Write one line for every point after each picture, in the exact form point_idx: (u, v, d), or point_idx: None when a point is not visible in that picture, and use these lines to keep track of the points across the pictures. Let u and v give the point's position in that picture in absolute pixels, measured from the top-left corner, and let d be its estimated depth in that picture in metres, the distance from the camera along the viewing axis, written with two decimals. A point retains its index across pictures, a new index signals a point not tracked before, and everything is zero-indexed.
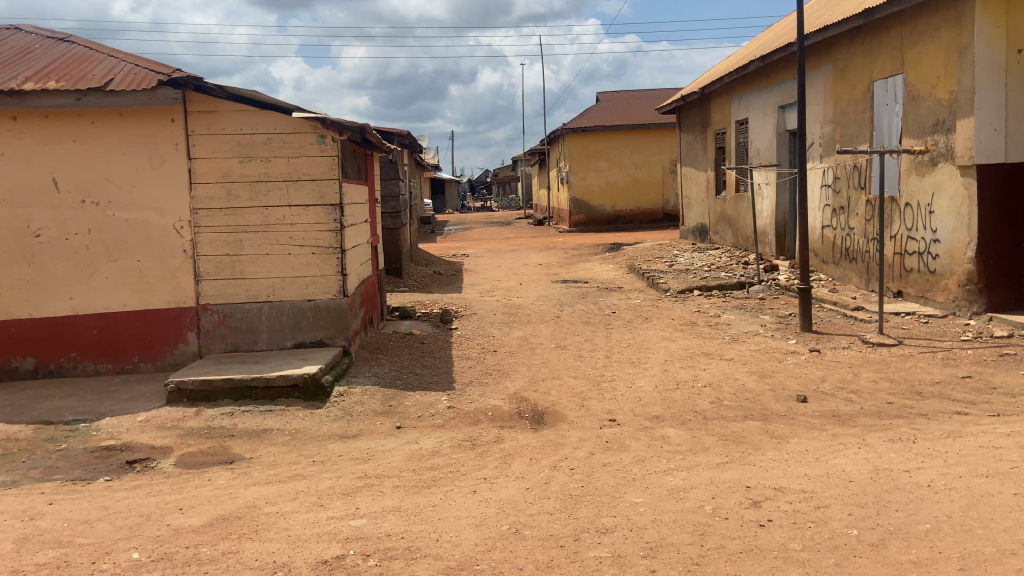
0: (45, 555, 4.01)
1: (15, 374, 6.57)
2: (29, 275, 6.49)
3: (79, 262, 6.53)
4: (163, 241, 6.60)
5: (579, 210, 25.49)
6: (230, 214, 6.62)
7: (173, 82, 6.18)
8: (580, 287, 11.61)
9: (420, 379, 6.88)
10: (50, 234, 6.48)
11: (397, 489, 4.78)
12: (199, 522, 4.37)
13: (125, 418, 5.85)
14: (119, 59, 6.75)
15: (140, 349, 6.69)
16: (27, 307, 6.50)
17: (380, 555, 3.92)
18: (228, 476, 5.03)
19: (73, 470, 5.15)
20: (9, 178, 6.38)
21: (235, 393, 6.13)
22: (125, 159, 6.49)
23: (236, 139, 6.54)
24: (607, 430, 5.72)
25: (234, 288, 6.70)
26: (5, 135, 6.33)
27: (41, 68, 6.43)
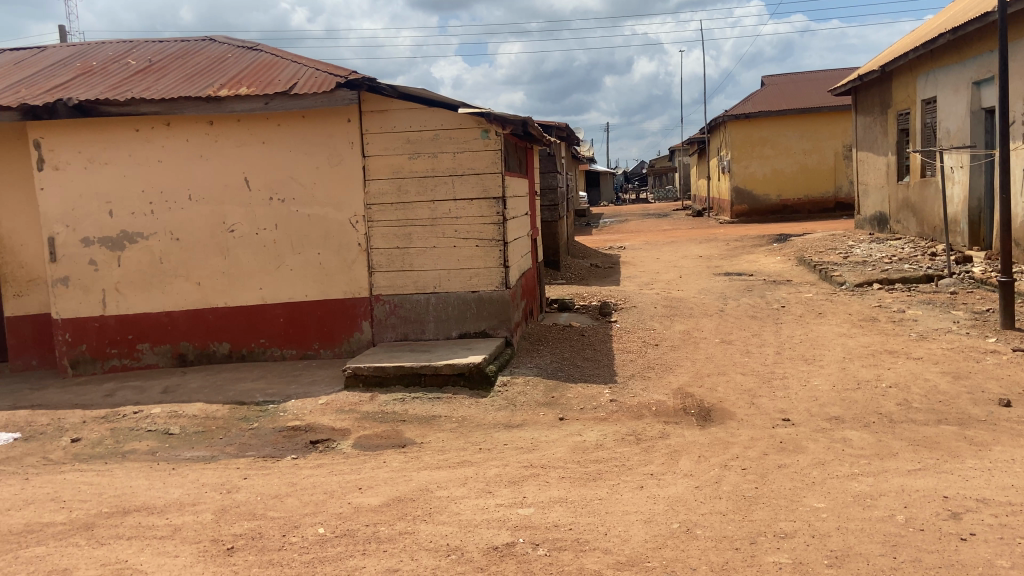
0: (241, 526, 4.37)
1: (212, 357, 7.15)
2: (224, 267, 7.04)
3: (267, 256, 7.04)
4: (341, 235, 6.98)
5: (742, 200, 24.49)
6: (401, 209, 6.90)
7: (349, 84, 6.50)
8: (745, 280, 11.16)
9: (581, 372, 6.87)
10: (242, 229, 7.01)
11: (564, 480, 4.78)
12: (377, 501, 4.59)
13: (308, 400, 6.26)
14: (301, 64, 7.21)
15: (321, 336, 7.13)
16: (223, 296, 7.08)
17: (549, 545, 3.93)
18: (400, 459, 5.24)
19: (263, 447, 5.57)
20: (208, 177, 6.93)
21: (405, 379, 6.38)
22: (308, 158, 6.92)
23: (406, 136, 6.80)
24: (780, 429, 5.44)
25: (403, 280, 6.99)
26: (204, 138, 6.89)
27: (234, 76, 6.98)
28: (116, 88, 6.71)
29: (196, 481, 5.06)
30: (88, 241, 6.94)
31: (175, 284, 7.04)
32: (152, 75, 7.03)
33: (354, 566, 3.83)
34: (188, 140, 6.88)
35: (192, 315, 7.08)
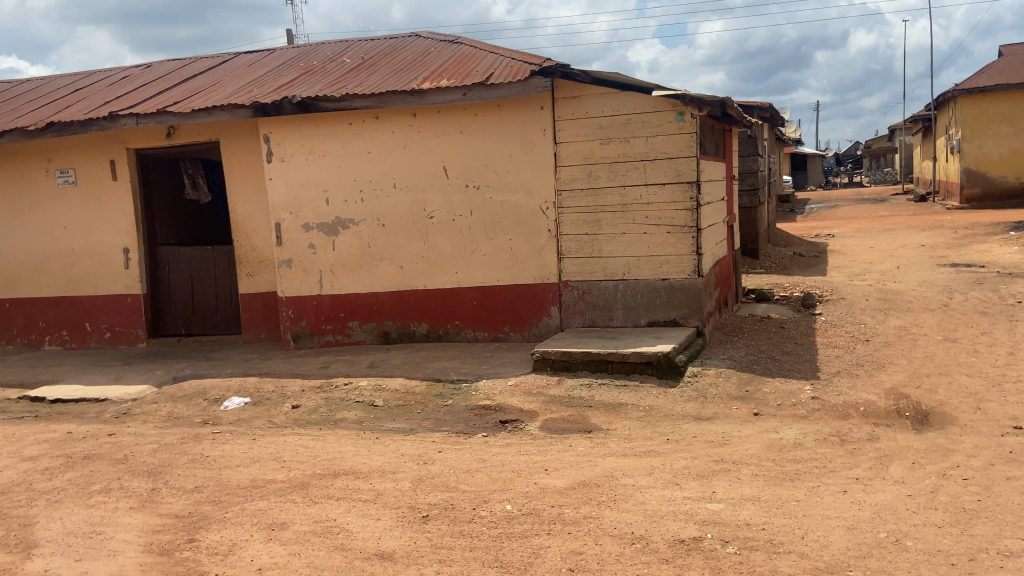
0: (436, 496, 4.67)
1: (412, 336, 7.59)
2: (423, 251, 7.44)
3: (462, 241, 7.34)
4: (532, 221, 7.12)
5: (974, 183, 21.98)
6: (591, 195, 6.90)
7: (543, 71, 6.58)
8: (975, 272, 9.99)
9: (779, 366, 6.51)
10: (440, 216, 7.36)
11: (757, 478, 4.56)
12: (563, 484, 4.66)
13: (499, 381, 6.48)
14: (498, 55, 7.41)
15: (512, 320, 7.33)
16: (422, 279, 7.48)
17: (739, 543, 3.77)
18: (587, 444, 5.27)
19: (457, 424, 5.85)
20: (411, 166, 7.35)
21: (593, 365, 6.40)
22: (502, 146, 7.11)
23: (598, 121, 6.78)
24: (1013, 439, 4.82)
25: (592, 266, 7.00)
26: (408, 129, 7.30)
27: (436, 69, 7.32)
28: (333, 84, 7.27)
29: (396, 451, 5.44)
30: (307, 227, 7.62)
31: (380, 267, 7.55)
32: (364, 71, 7.55)
33: (539, 545, 3.94)
34: (394, 132, 7.33)
35: (395, 297, 7.56)
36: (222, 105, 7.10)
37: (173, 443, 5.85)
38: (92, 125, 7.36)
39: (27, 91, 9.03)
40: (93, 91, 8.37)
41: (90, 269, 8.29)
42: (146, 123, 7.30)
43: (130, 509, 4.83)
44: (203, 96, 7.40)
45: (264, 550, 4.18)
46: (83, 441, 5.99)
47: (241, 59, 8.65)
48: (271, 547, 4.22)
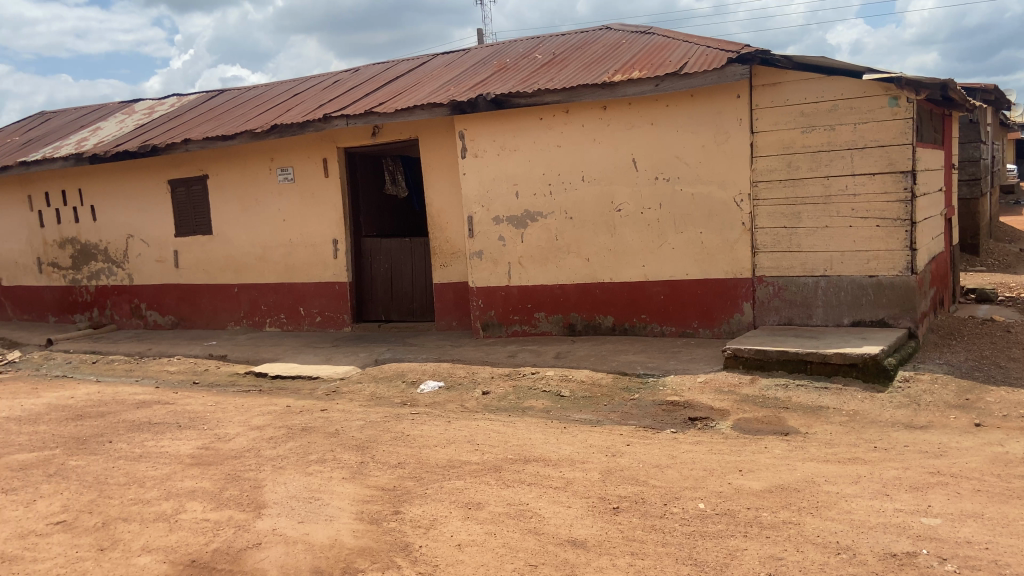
0: (626, 489, 4.68)
1: (597, 329, 7.63)
2: (611, 244, 7.45)
3: (651, 234, 7.27)
4: (724, 214, 6.91)
5: None
6: (790, 186, 6.59)
7: (741, 58, 6.35)
8: None
9: (1006, 374, 5.87)
10: (629, 208, 7.33)
11: (980, 493, 4.15)
12: (759, 486, 4.50)
13: (688, 377, 6.36)
14: (693, 43, 7.25)
15: (701, 315, 7.16)
16: (609, 272, 7.50)
17: (960, 562, 3.46)
18: (783, 447, 5.05)
19: (644, 418, 5.82)
20: (601, 159, 7.37)
21: (789, 365, 6.11)
22: (695, 137, 6.95)
23: (800, 108, 6.46)
24: None
25: (790, 261, 6.70)
26: (598, 122, 7.33)
27: (628, 60, 7.28)
28: (525, 80, 7.45)
29: (585, 441, 5.51)
30: (497, 220, 7.88)
31: (567, 260, 7.65)
32: (556, 67, 7.66)
33: (735, 546, 3.84)
34: (584, 125, 7.38)
35: (581, 289, 7.64)
36: (422, 105, 7.50)
37: (377, 421, 6.30)
38: (309, 128, 8.04)
39: (254, 97, 10.04)
40: (309, 95, 9.15)
41: (305, 258, 9.10)
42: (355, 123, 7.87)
43: (343, 479, 5.26)
44: (406, 97, 7.86)
45: (462, 527, 4.40)
46: (299, 415, 6.61)
47: (439, 60, 9.09)
48: (469, 525, 4.43)
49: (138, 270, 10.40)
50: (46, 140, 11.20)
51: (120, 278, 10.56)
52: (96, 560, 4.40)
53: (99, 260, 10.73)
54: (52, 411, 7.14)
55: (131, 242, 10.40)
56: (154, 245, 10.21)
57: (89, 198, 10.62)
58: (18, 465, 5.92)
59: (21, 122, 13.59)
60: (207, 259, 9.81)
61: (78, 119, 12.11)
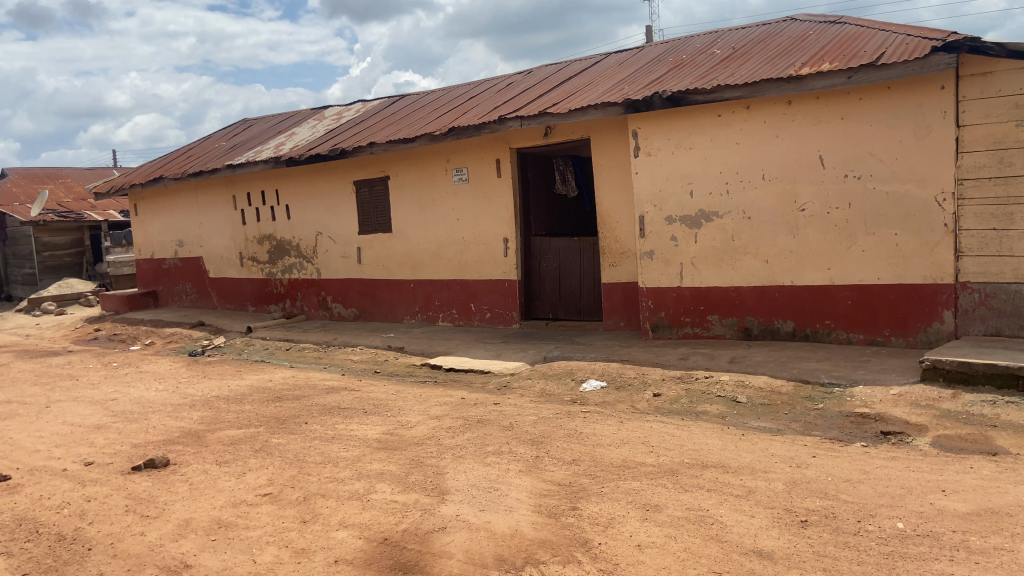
0: (814, 502, 4.47)
1: (776, 334, 7.33)
2: (792, 245, 7.14)
3: (838, 235, 6.89)
4: (923, 214, 6.45)
5: None
6: (1002, 184, 6.07)
7: (947, 46, 5.89)
8: None
9: None
10: (813, 208, 6.99)
11: None
12: (966, 509, 4.16)
13: (878, 388, 5.98)
14: (890, 32, 6.81)
15: (893, 322, 6.69)
16: (790, 274, 7.18)
17: None
18: (993, 468, 4.63)
19: (830, 430, 5.53)
20: (783, 157, 7.08)
21: (998, 380, 5.59)
22: (891, 132, 6.52)
23: (1015, 100, 5.94)
24: None
25: (999, 266, 6.14)
26: (781, 118, 7.05)
27: (816, 52, 6.94)
28: (703, 76, 7.30)
29: (766, 450, 5.32)
30: (671, 220, 7.77)
31: (744, 261, 7.41)
32: (736, 62, 7.45)
33: (940, 571, 3.57)
34: (766, 121, 7.12)
35: (758, 292, 7.37)
36: (596, 105, 7.54)
37: (550, 418, 6.40)
38: (485, 129, 8.31)
39: (431, 101, 10.51)
40: (484, 98, 9.45)
41: (477, 256, 9.40)
42: (529, 124, 8.04)
43: (520, 472, 5.39)
44: (580, 97, 7.93)
45: (641, 528, 4.37)
46: (474, 407, 6.86)
47: (612, 59, 9.10)
48: (648, 526, 4.40)
49: (325, 265, 11.19)
50: (248, 144, 12.32)
51: (310, 272, 11.40)
52: (300, 531, 4.79)
53: (292, 255, 11.64)
54: (254, 393, 7.89)
55: (319, 239, 11.21)
56: (339, 242, 10.94)
57: (284, 198, 11.57)
58: (230, 441, 6.59)
59: (226, 130, 15.03)
60: (387, 256, 10.38)
61: (275, 125, 13.22)
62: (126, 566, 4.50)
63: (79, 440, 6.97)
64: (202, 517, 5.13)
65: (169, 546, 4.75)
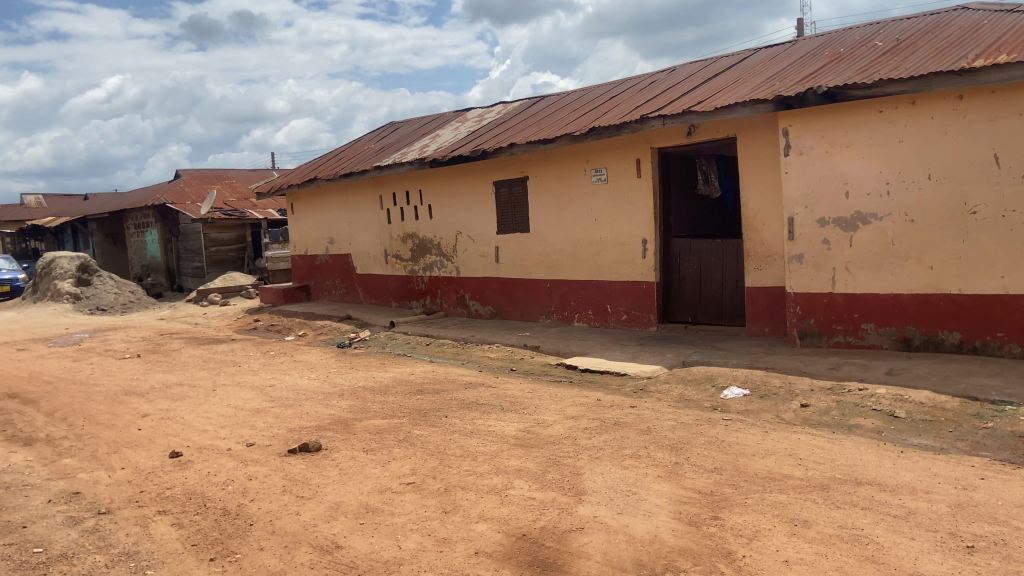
0: (983, 528, 4.13)
1: (939, 346, 6.80)
2: (961, 250, 6.61)
3: (1014, 241, 6.34)
4: None
5: None
6: None
7: None
8: None
9: None
10: (986, 211, 6.46)
11: None
12: None
13: None
14: None
15: None
16: (957, 282, 6.66)
17: None
18: None
19: (1001, 451, 5.09)
20: (952, 155, 6.58)
21: None
22: None
23: None
24: None
25: None
26: (951, 114, 6.54)
27: (993, 42, 6.40)
28: (862, 71, 6.89)
29: (927, 469, 4.96)
30: (823, 221, 7.39)
31: (904, 266, 6.94)
32: (901, 54, 6.98)
33: None
34: (933, 118, 6.64)
35: (920, 299, 6.87)
36: (744, 102, 7.30)
37: (689, 423, 6.26)
38: (626, 129, 8.25)
39: (572, 102, 10.55)
40: (626, 97, 9.37)
41: (615, 257, 9.33)
42: (672, 123, 7.89)
43: (659, 477, 5.30)
44: (727, 95, 7.70)
45: (789, 543, 4.18)
46: (611, 409, 6.82)
47: (761, 54, 8.77)
48: (796, 542, 4.20)
49: (464, 263, 11.48)
50: (394, 147, 12.86)
51: (449, 270, 11.74)
52: (441, 521, 4.93)
53: (433, 254, 12.03)
54: (397, 385, 8.23)
55: (459, 238, 11.51)
56: (479, 241, 11.20)
57: (427, 198, 11.98)
58: (376, 430, 6.90)
59: (374, 133, 15.76)
60: (524, 255, 10.51)
61: (420, 127, 13.72)
62: (283, 543, 4.81)
63: (241, 422, 7.53)
64: (351, 501, 5.40)
65: (321, 526, 5.02)
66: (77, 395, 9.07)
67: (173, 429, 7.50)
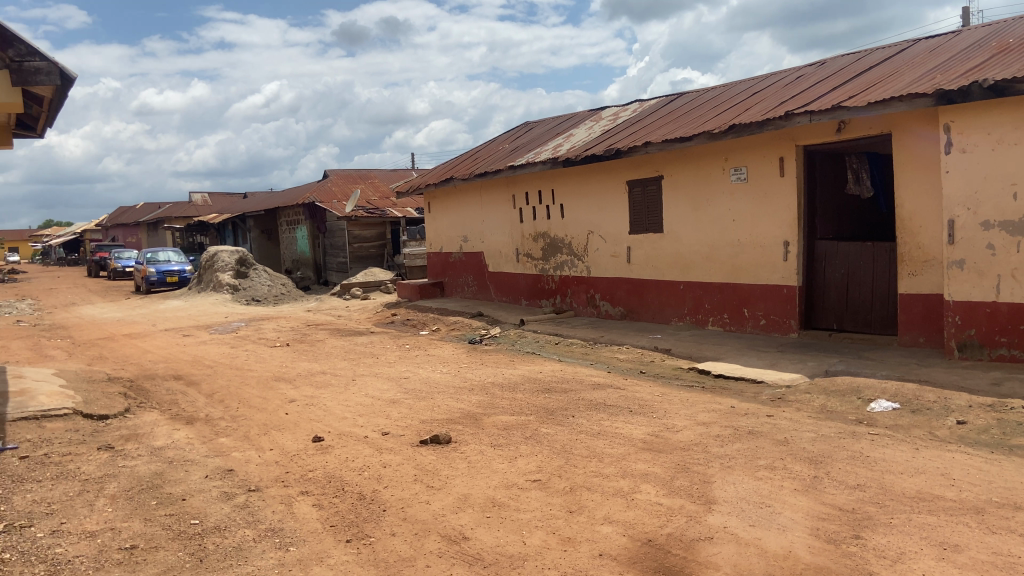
0: None
1: None
2: None
3: None
4: None
5: None
6: None
7: None
8: None
9: None
10: None
11: None
12: None
13: None
14: None
15: None
16: None
17: None
18: None
19: None
20: None
21: None
22: None
23: None
24: None
25: None
26: None
27: None
28: None
29: None
30: (988, 225, 6.77)
31: None
32: None
33: None
34: None
35: None
36: (901, 97, 6.81)
37: (830, 436, 5.92)
38: (768, 126, 7.91)
39: (710, 99, 10.25)
40: (769, 93, 8.99)
41: (753, 259, 8.99)
42: (819, 120, 7.49)
43: (795, 490, 5.04)
44: (880, 88, 7.22)
45: (938, 569, 3.86)
46: (745, 418, 6.57)
47: (920, 45, 8.15)
48: (947, 568, 3.87)
49: (595, 263, 11.42)
50: (529, 146, 12.99)
51: (580, 269, 11.72)
52: (566, 520, 4.92)
53: (564, 253, 12.05)
54: (526, 383, 8.31)
55: (591, 238, 11.47)
56: (610, 241, 11.11)
57: (560, 198, 12.01)
58: (504, 426, 6.99)
59: (510, 133, 15.98)
60: (657, 256, 10.31)
61: (554, 127, 13.78)
62: (413, 530, 4.97)
63: (378, 411, 7.86)
64: (478, 494, 5.50)
65: (450, 517, 5.15)
66: (233, 379, 9.80)
67: (316, 415, 7.95)
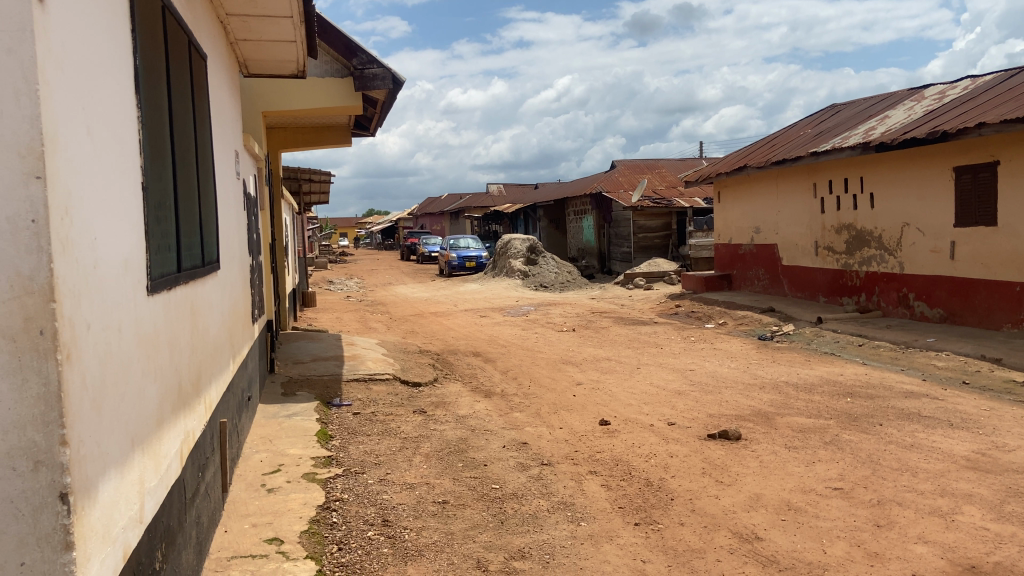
0: None
1: None
2: None
3: None
4: None
5: None
6: None
7: None
8: None
9: None
10: None
11: None
12: None
13: None
14: None
15: None
16: None
17: None
18: None
19: None
20: None
21: None
22: None
23: None
24: None
25: None
26: None
27: None
28: None
29: None
30: None
31: None
32: None
33: None
34: None
35: None
36: None
37: None
38: None
39: None
40: None
41: None
42: None
43: None
44: None
45: None
46: None
47: None
48: None
49: (911, 259, 10.29)
50: (834, 132, 12.06)
51: (891, 265, 10.65)
52: (874, 535, 4.52)
53: (873, 247, 11.05)
54: (824, 384, 7.77)
55: (906, 231, 10.36)
56: (930, 235, 9.95)
57: (869, 187, 11.03)
58: (799, 427, 6.61)
59: (812, 117, 14.95)
60: (989, 253, 9.02)
61: (866, 109, 12.62)
62: (703, 523, 4.90)
63: (663, 401, 7.88)
64: (772, 495, 5.26)
65: (741, 514, 5.00)
66: (525, 359, 10.45)
67: (603, 399, 8.17)
